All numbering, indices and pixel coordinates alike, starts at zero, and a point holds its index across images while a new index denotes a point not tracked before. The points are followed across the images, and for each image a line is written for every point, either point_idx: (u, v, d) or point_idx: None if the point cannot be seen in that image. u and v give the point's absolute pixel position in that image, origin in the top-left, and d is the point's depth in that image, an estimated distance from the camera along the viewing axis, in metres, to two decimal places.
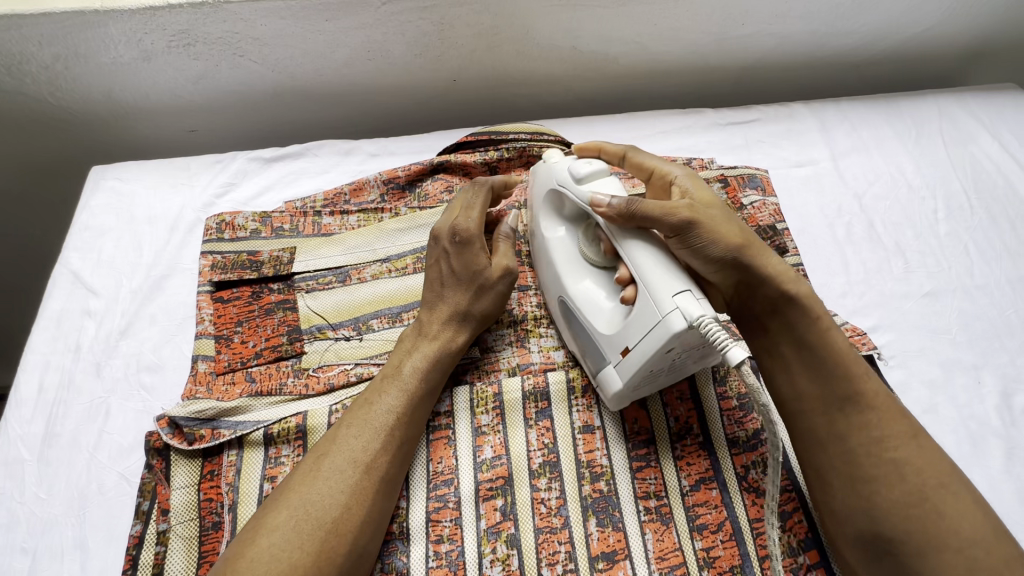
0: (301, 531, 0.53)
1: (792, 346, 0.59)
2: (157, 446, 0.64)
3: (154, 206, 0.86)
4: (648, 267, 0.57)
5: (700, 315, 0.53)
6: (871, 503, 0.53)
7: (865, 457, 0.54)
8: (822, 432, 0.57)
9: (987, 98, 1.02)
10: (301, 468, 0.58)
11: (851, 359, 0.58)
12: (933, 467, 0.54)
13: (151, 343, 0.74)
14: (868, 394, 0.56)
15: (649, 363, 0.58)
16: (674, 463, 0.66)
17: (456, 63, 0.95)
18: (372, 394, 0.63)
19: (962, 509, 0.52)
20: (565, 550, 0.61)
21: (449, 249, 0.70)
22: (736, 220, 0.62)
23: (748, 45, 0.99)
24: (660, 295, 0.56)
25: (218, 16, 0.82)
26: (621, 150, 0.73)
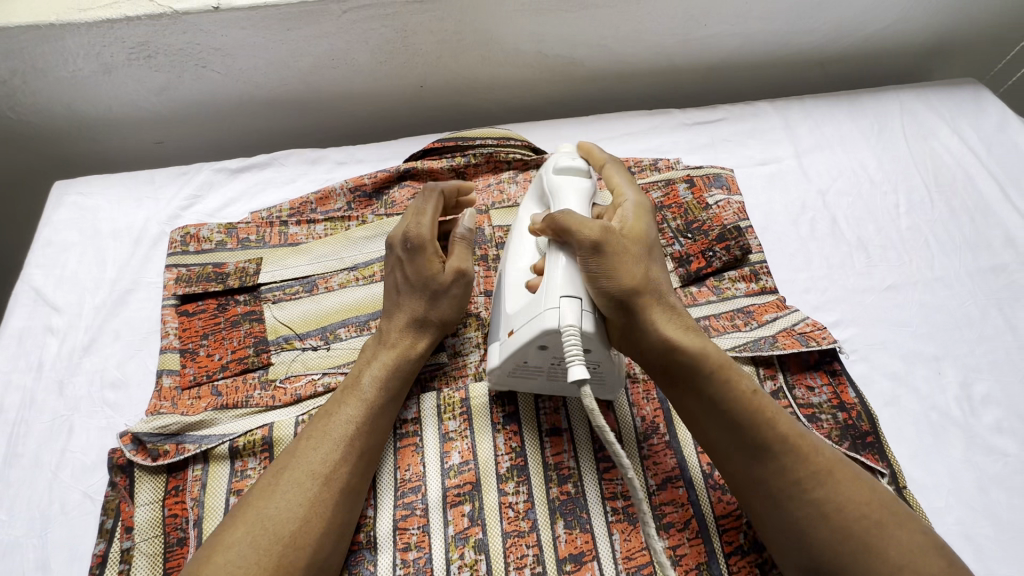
0: (258, 547, 0.54)
1: (695, 397, 0.59)
2: (121, 463, 0.63)
3: (118, 220, 0.85)
4: (552, 267, 0.60)
5: (569, 324, 0.57)
6: (804, 540, 0.53)
7: (786, 501, 0.54)
8: (744, 479, 0.57)
9: (947, 92, 1.03)
10: (260, 482, 0.59)
11: (756, 406, 0.57)
12: (857, 498, 0.54)
13: (115, 359, 0.73)
14: (779, 438, 0.56)
15: (520, 352, 0.61)
16: (640, 463, 0.66)
17: (422, 70, 0.96)
18: (331, 404, 0.63)
19: (890, 534, 0.52)
20: (533, 553, 0.62)
21: (401, 257, 0.69)
22: (643, 265, 0.60)
23: (712, 45, 1.00)
24: (552, 291, 0.59)
25: (177, 27, 0.82)
26: (605, 159, 0.73)
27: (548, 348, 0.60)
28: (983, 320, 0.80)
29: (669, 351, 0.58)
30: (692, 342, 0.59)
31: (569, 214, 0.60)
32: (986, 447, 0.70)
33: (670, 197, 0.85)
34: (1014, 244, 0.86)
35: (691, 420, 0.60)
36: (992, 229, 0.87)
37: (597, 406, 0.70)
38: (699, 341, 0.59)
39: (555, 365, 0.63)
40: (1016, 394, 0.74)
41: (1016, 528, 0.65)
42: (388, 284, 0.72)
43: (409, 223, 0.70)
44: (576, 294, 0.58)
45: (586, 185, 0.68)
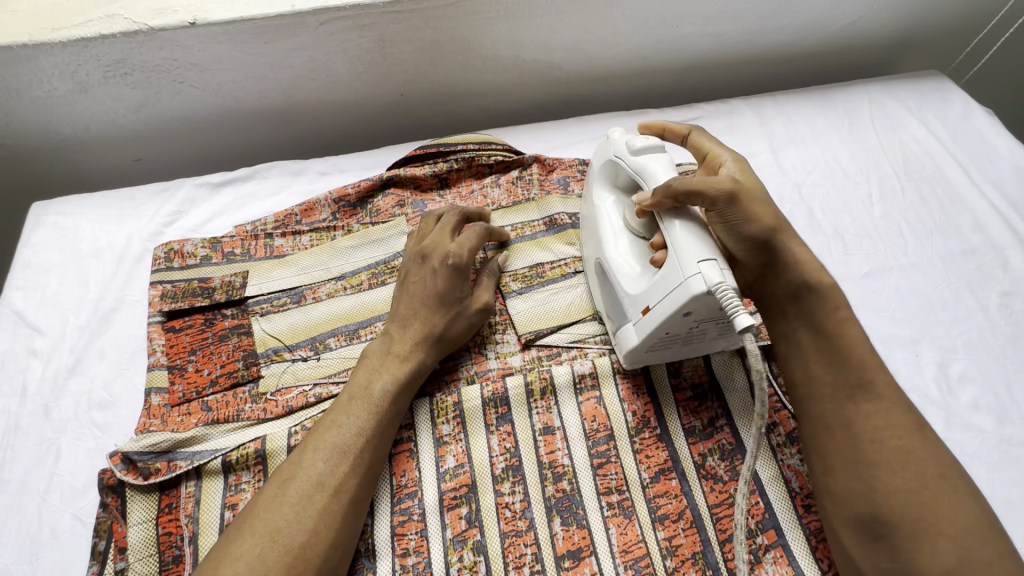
0: (267, 559, 0.53)
1: (809, 333, 0.61)
2: (111, 483, 0.63)
3: (99, 239, 0.84)
4: (678, 236, 0.59)
5: (719, 281, 0.55)
6: (873, 485, 0.53)
7: (868, 441, 0.55)
8: (832, 416, 0.57)
9: (912, 84, 1.07)
10: (266, 490, 0.58)
11: (867, 352, 0.58)
12: (937, 460, 0.54)
13: (101, 379, 0.72)
14: (878, 385, 0.57)
15: (664, 324, 0.61)
16: (633, 456, 0.67)
17: (401, 79, 0.96)
18: (338, 408, 0.63)
19: (959, 501, 0.51)
20: (531, 552, 0.62)
21: (436, 271, 0.71)
22: (770, 206, 0.63)
23: (685, 46, 1.02)
24: (687, 258, 0.57)
25: (154, 43, 0.81)
26: (686, 128, 0.71)
27: (694, 313, 0.59)
28: (956, 302, 0.83)
29: (804, 284, 0.61)
30: (821, 277, 0.61)
31: (687, 180, 0.59)
32: (964, 425, 0.73)
33: None
34: (982, 228, 0.89)
35: (795, 356, 0.62)
36: (961, 214, 0.91)
37: (587, 404, 0.70)
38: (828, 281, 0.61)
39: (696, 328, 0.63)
40: (991, 371, 0.76)
41: (997, 501, 0.68)
42: (409, 290, 0.71)
43: (443, 243, 0.73)
44: (711, 255, 0.57)
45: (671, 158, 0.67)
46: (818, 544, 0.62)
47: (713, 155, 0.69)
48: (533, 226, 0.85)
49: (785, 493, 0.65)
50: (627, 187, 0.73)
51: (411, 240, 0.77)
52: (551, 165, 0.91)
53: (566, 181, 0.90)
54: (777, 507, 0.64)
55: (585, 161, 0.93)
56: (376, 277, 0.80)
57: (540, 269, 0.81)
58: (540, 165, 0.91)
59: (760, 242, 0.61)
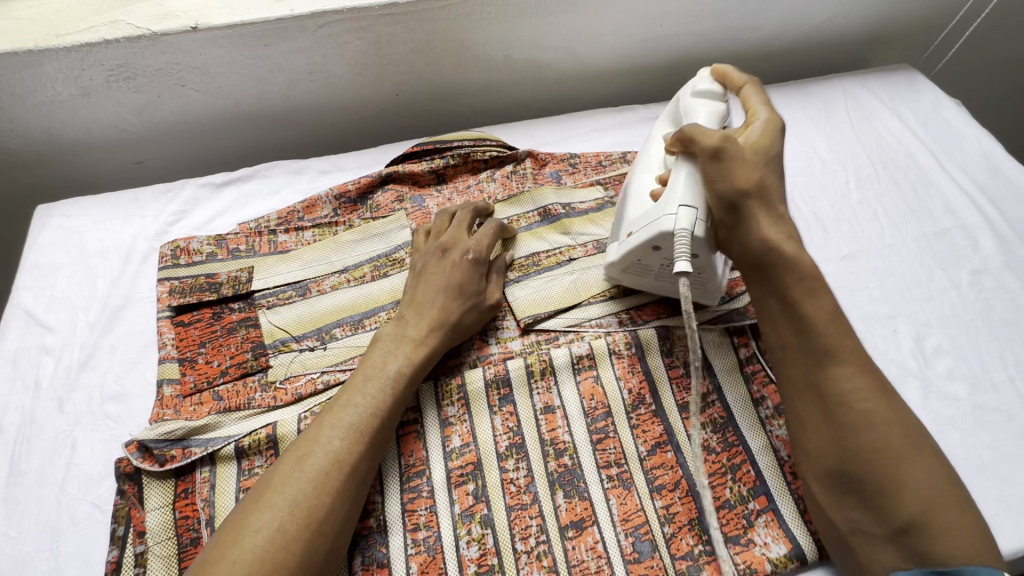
0: (285, 533, 0.55)
1: (777, 300, 0.63)
2: (128, 471, 0.65)
3: (105, 239, 0.86)
4: (677, 180, 0.66)
5: (685, 229, 0.64)
6: (842, 444, 0.57)
7: (837, 404, 0.58)
8: (800, 380, 0.61)
9: (884, 78, 1.13)
10: (282, 466, 0.60)
11: (832, 320, 0.60)
12: (900, 420, 0.57)
13: (113, 372, 0.74)
14: (843, 351, 0.59)
15: (636, 251, 0.70)
16: (630, 431, 0.71)
17: (396, 79, 1.00)
18: (355, 386, 0.66)
19: (921, 456, 0.55)
20: (536, 523, 0.65)
21: (454, 265, 0.76)
22: (760, 170, 0.64)
23: (669, 44, 1.06)
24: (673, 199, 0.65)
25: (156, 48, 0.84)
26: (743, 80, 0.74)
27: (663, 249, 0.68)
28: (930, 280, 0.87)
29: (767, 251, 0.62)
30: (788, 246, 0.63)
31: (697, 127, 0.66)
32: (940, 393, 0.77)
33: None
34: (952, 211, 0.94)
35: (766, 320, 0.64)
36: (933, 198, 0.96)
37: (586, 383, 0.74)
38: (798, 250, 0.62)
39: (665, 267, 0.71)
40: (963, 344, 0.81)
41: (971, 463, 0.72)
42: (431, 274, 0.76)
43: (460, 240, 0.79)
44: (693, 205, 0.65)
45: (719, 109, 0.74)
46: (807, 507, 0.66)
47: (750, 111, 0.71)
48: (529, 218, 0.88)
49: (775, 461, 0.68)
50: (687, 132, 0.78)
51: (421, 236, 0.81)
52: (544, 160, 0.95)
53: (559, 175, 0.94)
54: (767, 474, 0.68)
55: (576, 155, 0.97)
56: (378, 269, 0.83)
57: (536, 259, 0.84)
58: (533, 159, 0.95)
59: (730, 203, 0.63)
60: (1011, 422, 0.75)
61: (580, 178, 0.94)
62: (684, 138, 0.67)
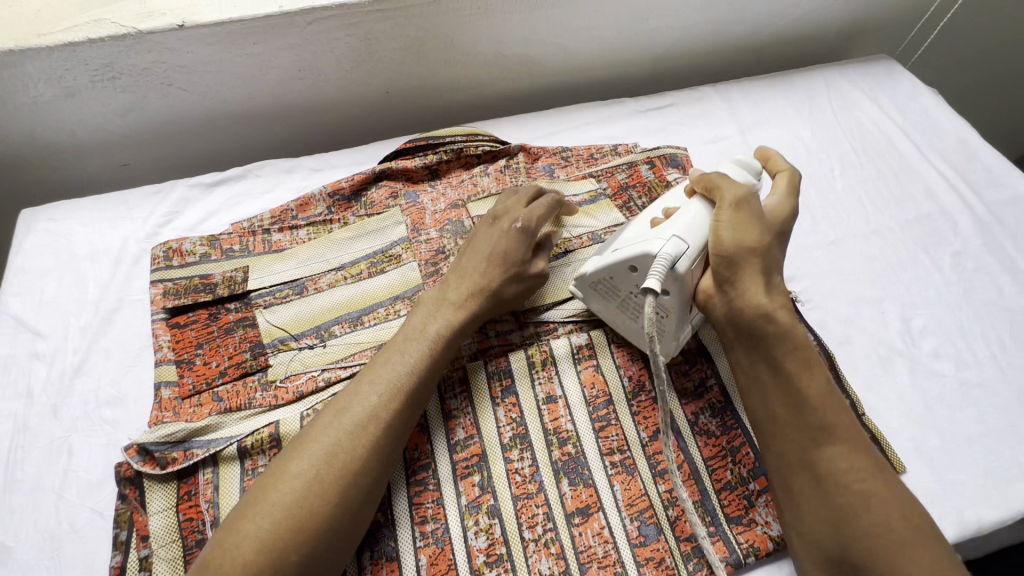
0: (323, 481, 0.56)
1: (769, 371, 0.61)
2: (128, 475, 0.64)
3: (94, 242, 0.84)
4: (683, 216, 0.67)
5: (669, 257, 0.63)
6: (840, 528, 0.55)
7: (832, 485, 0.57)
8: (794, 458, 0.59)
9: (865, 68, 1.15)
10: (322, 416, 0.60)
11: (825, 395, 0.59)
12: (899, 500, 0.56)
13: (108, 377, 0.73)
14: (838, 427, 0.58)
15: (614, 265, 0.69)
16: (631, 418, 0.72)
17: (387, 76, 0.99)
18: (396, 345, 0.66)
19: (925, 542, 0.53)
20: (543, 512, 0.66)
21: (500, 235, 0.75)
22: (766, 241, 0.64)
23: (655, 37, 1.08)
24: (671, 228, 0.66)
25: (142, 46, 0.83)
26: (783, 167, 0.75)
27: (640, 271, 0.67)
28: (914, 263, 0.90)
29: (760, 317, 0.61)
30: (783, 317, 0.61)
31: (723, 179, 0.67)
32: (928, 372, 0.80)
33: (633, 177, 0.93)
34: (933, 196, 0.97)
35: (755, 391, 0.62)
36: (915, 184, 0.99)
37: (586, 371, 0.75)
38: (791, 320, 0.61)
39: (633, 293, 0.70)
40: (948, 323, 0.84)
41: (959, 437, 0.74)
42: (474, 243, 0.77)
43: (513, 210, 0.78)
44: (685, 241, 0.65)
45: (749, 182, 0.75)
46: None
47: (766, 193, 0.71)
48: None
49: None
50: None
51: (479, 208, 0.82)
52: (536, 154, 0.96)
53: (552, 169, 0.95)
54: None
55: (568, 148, 0.99)
56: (375, 265, 0.82)
57: None
58: (525, 154, 0.96)
59: (729, 256, 0.63)
60: (995, 397, 0.77)
61: (573, 172, 0.95)
62: (708, 183, 0.68)
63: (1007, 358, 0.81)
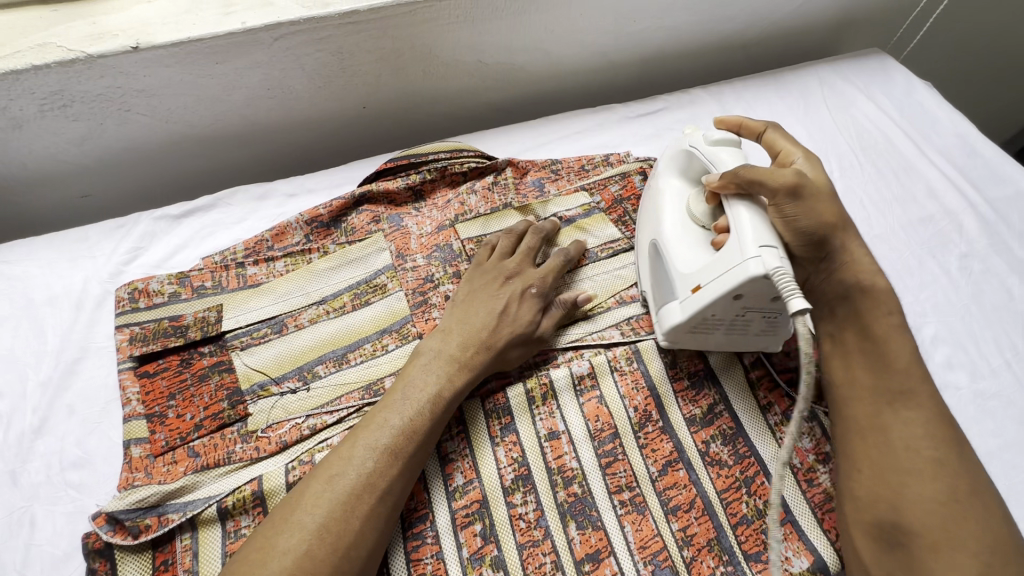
0: (314, 556, 0.52)
1: (857, 337, 0.65)
2: (97, 547, 0.59)
3: (52, 285, 0.78)
4: (745, 222, 0.63)
5: (777, 266, 0.59)
6: (897, 491, 0.57)
7: (902, 447, 0.58)
8: (867, 421, 0.61)
9: (858, 63, 1.12)
10: (313, 483, 0.56)
11: (912, 363, 0.62)
12: (967, 475, 0.57)
13: (73, 436, 0.67)
14: (918, 395, 0.60)
15: (716, 303, 0.64)
16: (639, 451, 0.68)
17: (362, 91, 0.94)
18: (392, 404, 0.62)
19: (986, 515, 0.55)
20: (551, 560, 0.62)
21: (512, 296, 0.73)
22: (834, 203, 0.67)
23: (643, 39, 1.03)
24: (749, 242, 0.61)
25: (93, 71, 0.76)
26: (761, 126, 0.76)
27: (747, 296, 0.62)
28: (921, 268, 0.87)
29: (858, 286, 0.65)
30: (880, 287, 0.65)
31: (756, 168, 0.64)
32: (942, 384, 0.76)
33: (627, 188, 0.89)
34: (936, 195, 0.94)
35: (838, 356, 0.66)
36: (916, 183, 0.96)
37: (589, 404, 0.70)
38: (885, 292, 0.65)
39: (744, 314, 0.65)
40: (959, 331, 0.81)
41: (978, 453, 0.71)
42: (485, 293, 0.73)
43: (527, 270, 0.76)
44: (772, 243, 0.61)
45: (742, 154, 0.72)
46: (825, 515, 0.65)
47: (785, 154, 0.74)
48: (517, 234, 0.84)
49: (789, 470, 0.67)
50: (696, 177, 0.77)
51: (484, 253, 0.78)
52: (524, 168, 0.91)
53: (542, 184, 0.90)
54: (783, 485, 0.66)
55: (558, 161, 0.94)
56: (358, 297, 0.77)
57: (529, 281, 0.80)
58: (513, 168, 0.91)
59: (821, 236, 0.65)
60: (1012, 408, 0.75)
61: (563, 186, 0.90)
62: (743, 180, 0.64)
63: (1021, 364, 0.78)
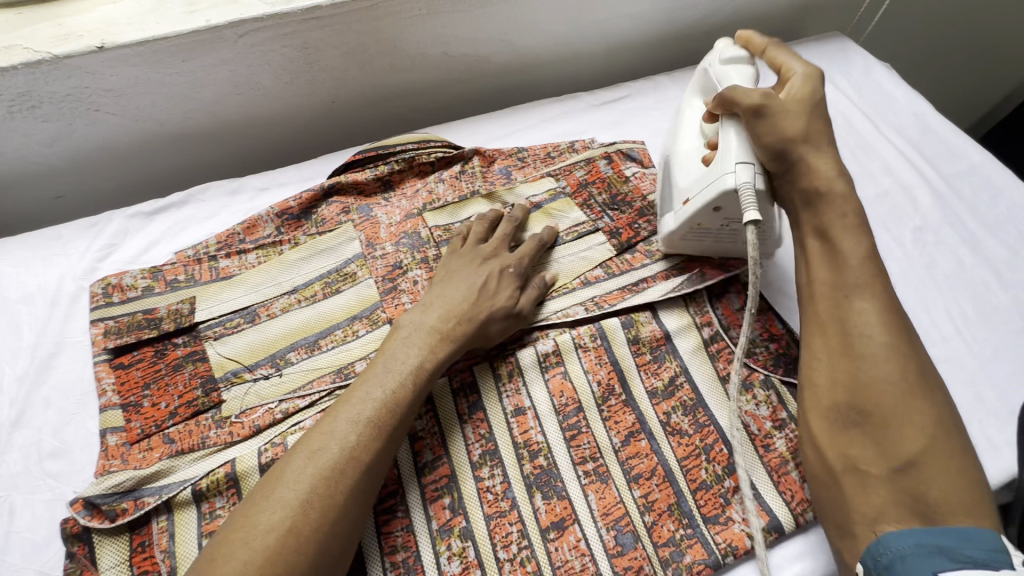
0: (297, 532, 0.53)
1: (818, 240, 0.65)
2: (76, 531, 0.61)
3: (28, 283, 0.80)
4: (729, 140, 0.69)
5: (746, 181, 0.66)
6: (853, 377, 0.58)
7: (857, 335, 0.59)
8: (827, 316, 0.62)
9: (818, 46, 1.15)
10: (295, 460, 0.57)
11: (869, 259, 0.62)
12: (919, 361, 0.58)
13: (50, 427, 0.69)
14: (877, 288, 0.61)
15: (696, 214, 0.72)
16: (602, 424, 0.70)
17: (331, 85, 0.96)
18: (373, 377, 0.64)
19: (933, 395, 0.56)
20: (517, 529, 0.64)
21: (490, 273, 0.75)
22: (803, 120, 0.67)
23: (607, 28, 1.05)
24: (727, 158, 0.68)
25: (60, 72, 0.78)
26: (766, 43, 0.76)
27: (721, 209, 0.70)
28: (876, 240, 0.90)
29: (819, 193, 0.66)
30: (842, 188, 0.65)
31: (734, 88, 0.69)
32: None
33: (592, 173, 0.91)
34: (891, 171, 0.97)
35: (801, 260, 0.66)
36: (872, 160, 0.99)
37: (555, 379, 0.73)
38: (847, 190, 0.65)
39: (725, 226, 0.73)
40: (911, 300, 0.84)
41: None
42: (466, 269, 0.76)
43: (501, 252, 0.79)
44: (749, 160, 0.67)
45: (750, 73, 0.76)
46: (780, 478, 0.67)
47: (784, 69, 0.73)
48: None
49: (747, 438, 0.70)
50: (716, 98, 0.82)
51: (456, 240, 0.81)
52: (491, 157, 0.93)
53: (508, 171, 0.93)
54: (741, 452, 0.69)
55: (524, 148, 0.96)
56: (329, 285, 0.79)
57: None
58: (480, 157, 0.93)
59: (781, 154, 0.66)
60: (960, 371, 0.78)
61: (530, 173, 0.93)
62: (728, 100, 0.69)
63: (971, 330, 0.81)
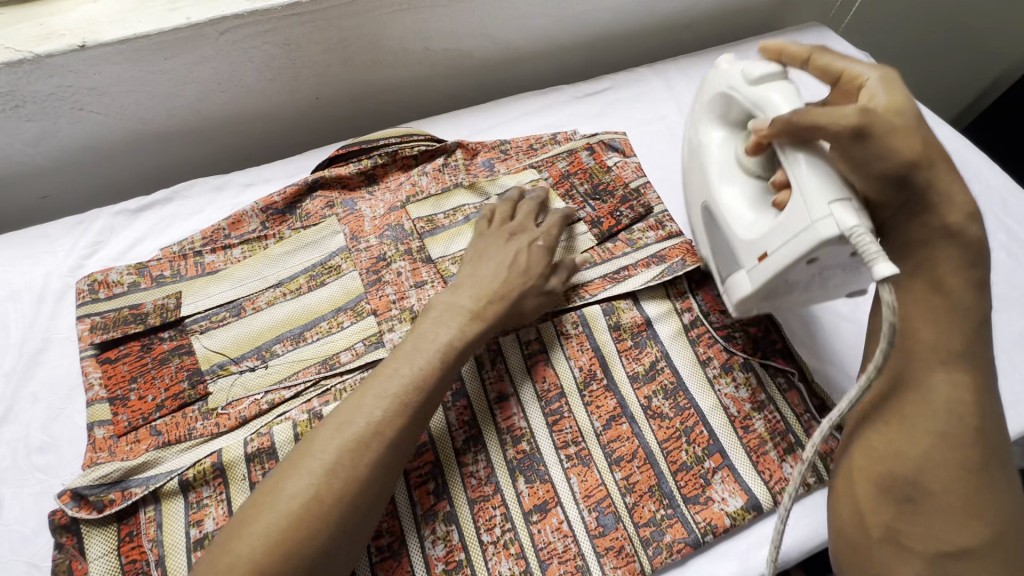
0: (322, 500, 0.53)
1: (925, 287, 0.58)
2: (63, 522, 0.62)
3: (14, 280, 0.80)
4: (810, 177, 0.57)
5: (854, 224, 0.53)
6: (926, 453, 0.53)
7: (942, 409, 0.53)
8: (904, 376, 0.57)
9: (797, 36, 1.16)
10: (322, 431, 0.57)
11: (972, 327, 0.56)
12: (999, 452, 0.53)
13: (38, 422, 0.70)
14: (973, 361, 0.55)
15: (787, 271, 0.60)
16: (584, 409, 0.71)
17: (314, 81, 0.97)
18: (403, 355, 0.63)
19: (1006, 490, 0.52)
20: (500, 513, 0.66)
21: (520, 249, 0.75)
22: (917, 132, 0.58)
23: (588, 21, 1.06)
24: (815, 200, 0.56)
25: (42, 71, 0.78)
26: (808, 50, 0.66)
27: (818, 258, 0.58)
28: None
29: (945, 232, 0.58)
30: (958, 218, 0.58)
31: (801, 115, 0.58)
32: None
33: (574, 164, 0.91)
34: None
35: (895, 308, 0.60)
36: None
37: (537, 366, 0.74)
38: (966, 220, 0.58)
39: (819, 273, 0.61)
40: None
41: None
42: (495, 247, 0.76)
43: (528, 228, 0.79)
44: (843, 196, 0.55)
45: (790, 87, 0.66)
46: (759, 458, 0.69)
47: (853, 74, 0.63)
48: (466, 210, 0.86)
49: (727, 419, 0.71)
50: (740, 120, 0.73)
51: (484, 222, 0.81)
52: (474, 149, 0.94)
53: (491, 163, 0.94)
54: (721, 433, 0.70)
55: (507, 141, 0.97)
56: (314, 278, 0.80)
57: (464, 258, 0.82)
58: (463, 150, 0.94)
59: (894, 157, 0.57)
60: None
61: (513, 164, 0.93)
62: (794, 130, 0.58)
63: None
